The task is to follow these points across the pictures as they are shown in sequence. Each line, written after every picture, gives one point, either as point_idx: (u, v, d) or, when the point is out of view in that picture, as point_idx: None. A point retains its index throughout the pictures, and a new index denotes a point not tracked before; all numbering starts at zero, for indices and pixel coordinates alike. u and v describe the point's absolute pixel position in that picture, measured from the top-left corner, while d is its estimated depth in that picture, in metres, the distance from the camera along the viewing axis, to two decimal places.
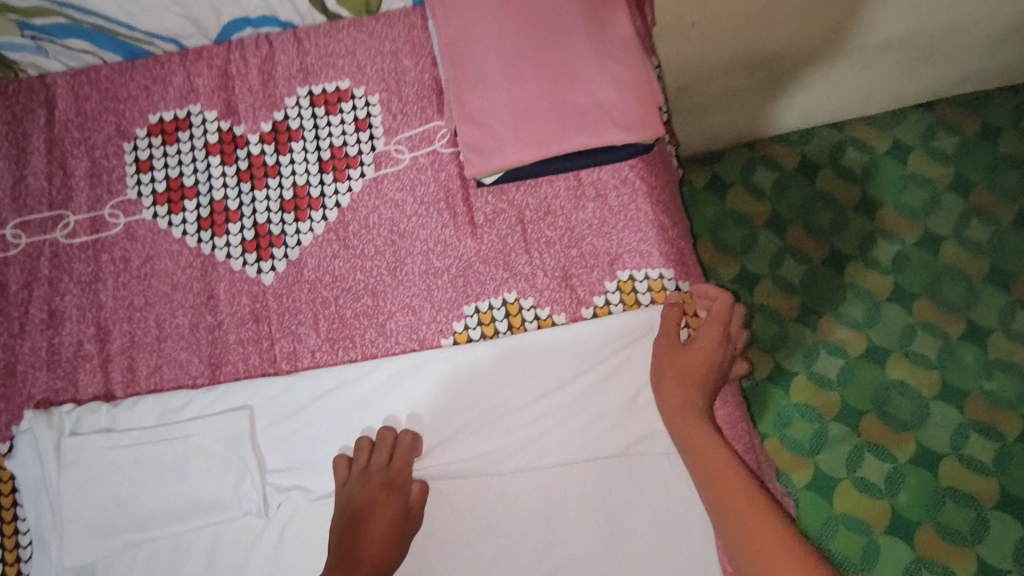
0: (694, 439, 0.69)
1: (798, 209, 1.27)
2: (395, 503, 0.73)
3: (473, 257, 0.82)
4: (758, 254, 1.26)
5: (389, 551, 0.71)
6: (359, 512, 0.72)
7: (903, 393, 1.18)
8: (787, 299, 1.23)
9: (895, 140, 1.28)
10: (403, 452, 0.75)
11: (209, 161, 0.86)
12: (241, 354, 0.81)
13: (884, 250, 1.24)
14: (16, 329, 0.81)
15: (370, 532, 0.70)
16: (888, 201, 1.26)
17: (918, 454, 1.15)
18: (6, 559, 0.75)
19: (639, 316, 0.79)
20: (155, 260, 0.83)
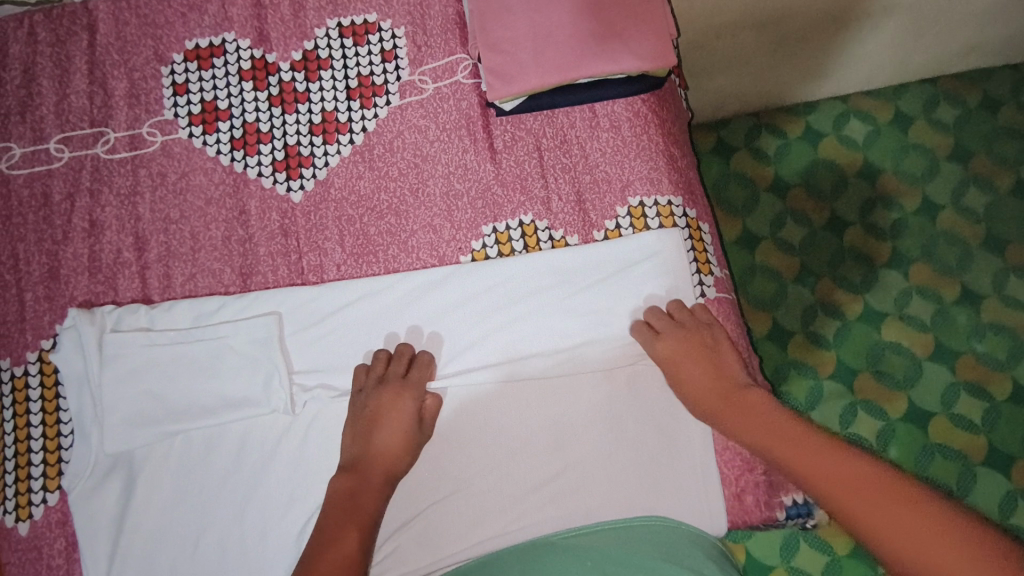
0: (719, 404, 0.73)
1: (799, 173, 1.31)
2: (408, 410, 0.76)
3: (492, 180, 0.87)
4: (759, 215, 1.30)
5: (405, 455, 0.74)
6: (373, 416, 0.76)
7: (897, 353, 1.23)
8: (786, 260, 1.28)
9: (896, 111, 1.32)
10: (416, 372, 0.79)
11: (242, 86, 0.90)
12: (271, 265, 0.85)
13: (883, 216, 1.28)
14: (59, 237, 0.85)
15: (385, 434, 0.74)
16: (887, 167, 1.30)
17: (908, 409, 1.20)
18: (48, 447, 0.80)
19: (648, 237, 0.84)
20: (190, 176, 0.87)
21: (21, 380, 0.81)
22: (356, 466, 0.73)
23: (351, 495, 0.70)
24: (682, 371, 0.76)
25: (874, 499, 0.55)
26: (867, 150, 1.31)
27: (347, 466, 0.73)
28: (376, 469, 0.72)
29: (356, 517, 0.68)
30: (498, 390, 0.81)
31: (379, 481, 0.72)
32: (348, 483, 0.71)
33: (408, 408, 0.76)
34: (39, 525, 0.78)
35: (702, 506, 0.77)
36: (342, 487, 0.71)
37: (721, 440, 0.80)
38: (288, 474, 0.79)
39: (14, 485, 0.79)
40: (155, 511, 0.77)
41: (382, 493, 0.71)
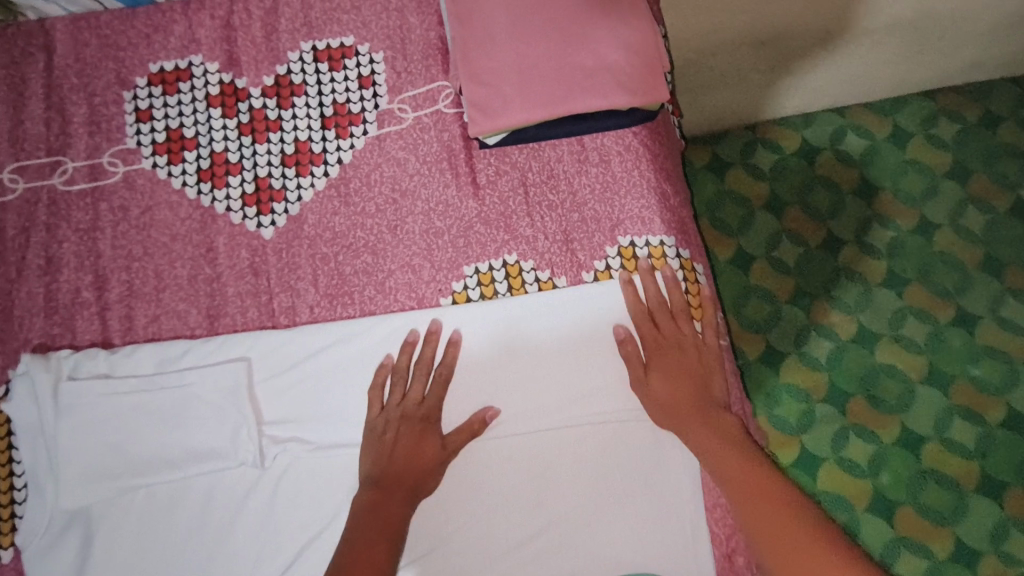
0: (688, 407, 0.74)
1: (796, 191, 1.27)
2: (432, 431, 0.75)
3: (475, 217, 0.83)
4: (754, 235, 1.26)
5: (432, 472, 0.74)
6: (394, 437, 0.74)
7: (891, 376, 1.20)
8: (781, 281, 1.24)
9: (895, 126, 1.28)
10: (436, 391, 0.77)
11: (210, 113, 0.85)
12: (240, 307, 0.81)
13: (882, 235, 1.25)
14: (13, 274, 0.80)
15: (406, 450, 0.73)
16: (887, 185, 1.27)
17: (902, 436, 1.17)
18: (0, 502, 0.75)
19: (641, 279, 0.79)
20: (154, 211, 0.82)
21: None
22: (381, 481, 0.72)
23: (378, 506, 0.70)
24: (657, 382, 0.76)
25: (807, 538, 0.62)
26: (864, 168, 1.28)
27: (370, 481, 0.72)
28: (402, 483, 0.72)
29: (383, 530, 0.68)
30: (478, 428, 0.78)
31: (406, 492, 0.72)
32: (375, 497, 0.70)
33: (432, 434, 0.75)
34: None
35: (692, 567, 0.74)
36: (365, 502, 0.70)
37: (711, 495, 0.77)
38: (257, 528, 0.75)
39: None
40: (112, 573, 0.73)
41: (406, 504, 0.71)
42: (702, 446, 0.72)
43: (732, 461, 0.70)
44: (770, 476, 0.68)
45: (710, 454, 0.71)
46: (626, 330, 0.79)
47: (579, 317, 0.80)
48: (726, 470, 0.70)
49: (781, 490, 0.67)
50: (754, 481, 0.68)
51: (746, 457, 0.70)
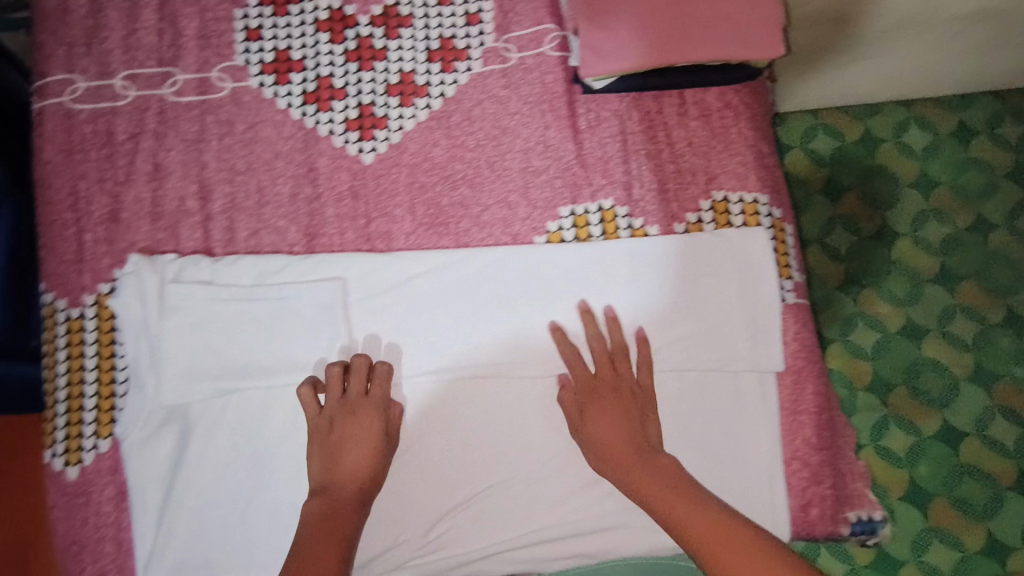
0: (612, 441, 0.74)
1: (856, 179, 1.27)
2: (371, 438, 0.74)
3: (572, 160, 0.84)
4: (810, 219, 1.26)
5: (352, 467, 0.73)
6: (337, 439, 0.74)
7: (936, 370, 1.20)
8: (833, 267, 1.24)
9: (960, 123, 1.27)
10: (359, 393, 0.76)
11: (318, 37, 0.85)
12: (338, 228, 0.82)
13: (937, 230, 1.25)
14: (121, 178, 0.81)
15: (352, 459, 0.73)
16: (945, 180, 1.27)
17: (943, 430, 1.18)
18: (102, 393, 0.78)
19: (734, 234, 0.81)
20: (259, 128, 0.83)
21: (77, 322, 0.79)
22: (328, 488, 0.72)
23: (325, 510, 0.70)
24: (596, 431, 0.75)
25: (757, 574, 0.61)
26: (925, 164, 1.27)
27: (321, 486, 0.72)
28: (350, 488, 0.72)
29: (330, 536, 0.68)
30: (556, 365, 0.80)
31: (353, 497, 0.72)
32: (323, 503, 0.71)
33: (366, 422, 0.75)
34: (89, 471, 0.77)
35: (766, 513, 0.76)
36: (316, 507, 0.71)
37: (787, 448, 0.79)
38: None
39: (64, 428, 0.77)
40: (208, 470, 0.76)
41: (357, 510, 0.71)
42: (631, 470, 0.72)
43: (666, 498, 0.69)
44: (724, 514, 0.67)
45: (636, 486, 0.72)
46: (710, 280, 0.81)
47: (671, 262, 0.81)
48: (670, 501, 0.69)
49: (742, 536, 0.64)
50: (678, 496, 0.69)
51: (675, 488, 0.70)
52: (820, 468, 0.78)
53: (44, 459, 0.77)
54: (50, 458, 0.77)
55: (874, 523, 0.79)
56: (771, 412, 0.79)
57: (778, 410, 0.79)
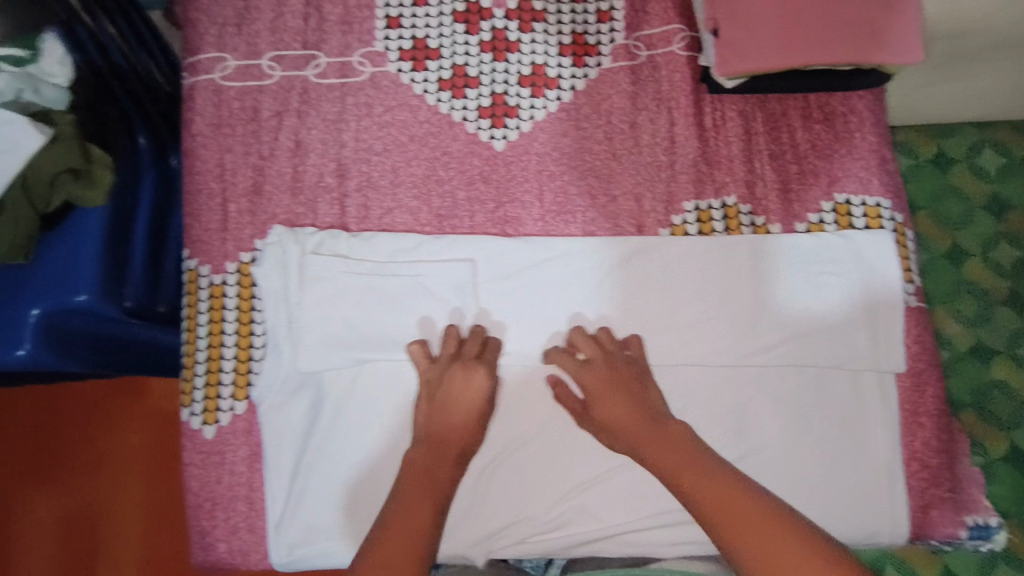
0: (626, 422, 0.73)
1: (924, 198, 1.13)
2: (478, 390, 0.76)
3: (697, 156, 0.86)
4: None
5: (465, 421, 0.75)
6: (446, 390, 0.76)
7: (1005, 395, 1.04)
8: None
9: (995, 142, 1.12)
10: (473, 353, 0.78)
11: (455, 28, 0.88)
12: (468, 211, 0.85)
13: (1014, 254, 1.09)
14: (265, 152, 0.85)
15: (455, 411, 0.75)
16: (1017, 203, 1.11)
17: (1005, 454, 1.02)
18: (240, 357, 0.81)
19: (859, 237, 0.83)
20: (396, 111, 0.87)
21: (219, 287, 0.82)
22: (438, 441, 0.73)
23: (429, 464, 0.71)
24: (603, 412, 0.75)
25: (774, 544, 0.59)
26: (1002, 187, 1.11)
27: (426, 439, 0.74)
28: (455, 439, 0.74)
29: (429, 492, 0.68)
30: (677, 355, 0.82)
31: (454, 453, 0.73)
32: (430, 456, 0.72)
33: (480, 378, 0.76)
34: (225, 431, 0.80)
35: (885, 510, 0.77)
36: (422, 459, 0.72)
37: (906, 449, 0.80)
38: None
39: (202, 389, 0.81)
40: (337, 436, 0.78)
41: (458, 465, 0.73)
42: (633, 435, 0.72)
43: (680, 469, 0.68)
44: (728, 482, 0.66)
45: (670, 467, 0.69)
46: (831, 279, 0.82)
47: (793, 259, 0.83)
48: (675, 467, 0.69)
49: (751, 506, 0.63)
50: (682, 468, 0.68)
51: (686, 458, 0.69)
52: (939, 471, 0.79)
53: (182, 417, 0.81)
54: (188, 417, 0.80)
55: (992, 529, 0.78)
56: (891, 411, 0.80)
57: (899, 412, 0.80)
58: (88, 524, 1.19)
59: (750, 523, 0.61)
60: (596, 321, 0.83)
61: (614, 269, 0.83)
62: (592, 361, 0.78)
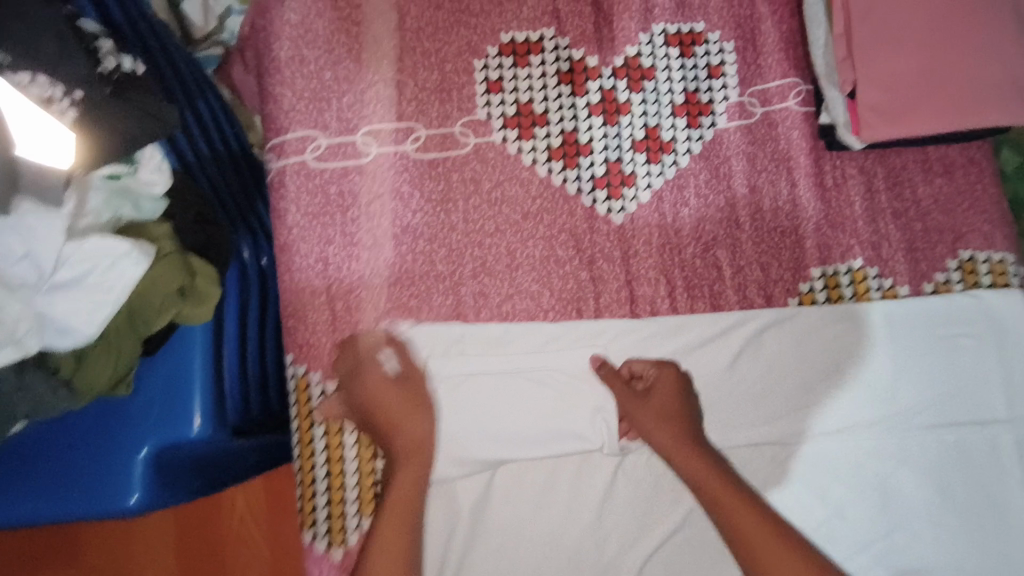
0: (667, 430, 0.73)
1: None
2: (387, 399, 0.71)
3: (821, 219, 0.83)
4: None
5: (399, 423, 0.70)
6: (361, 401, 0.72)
7: None
8: None
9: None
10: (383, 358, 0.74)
11: (560, 90, 0.82)
12: (594, 292, 0.80)
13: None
14: (369, 241, 0.78)
15: (381, 419, 0.71)
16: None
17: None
18: (363, 469, 0.76)
19: (988, 295, 0.81)
20: (505, 186, 0.80)
21: None
22: (391, 450, 0.70)
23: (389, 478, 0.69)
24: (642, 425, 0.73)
25: (770, 543, 0.66)
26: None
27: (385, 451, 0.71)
28: (401, 446, 0.70)
29: (393, 506, 0.67)
30: (817, 432, 0.78)
31: (412, 460, 0.70)
32: (389, 470, 0.70)
33: (378, 378, 0.72)
34: (354, 550, 0.74)
35: None
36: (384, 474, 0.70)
37: None
38: (607, 519, 0.75)
39: (326, 508, 0.75)
40: (480, 546, 0.74)
41: (417, 466, 0.70)
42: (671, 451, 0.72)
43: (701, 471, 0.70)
44: (726, 487, 0.69)
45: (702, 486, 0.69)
46: (964, 341, 0.81)
47: (926, 323, 0.81)
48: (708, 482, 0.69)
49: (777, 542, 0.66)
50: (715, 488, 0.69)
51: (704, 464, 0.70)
52: None
53: (305, 540, 0.75)
54: (313, 541, 0.75)
55: None
56: None
57: None
58: None
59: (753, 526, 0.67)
60: (732, 401, 0.78)
61: (747, 346, 0.79)
62: (653, 379, 0.76)
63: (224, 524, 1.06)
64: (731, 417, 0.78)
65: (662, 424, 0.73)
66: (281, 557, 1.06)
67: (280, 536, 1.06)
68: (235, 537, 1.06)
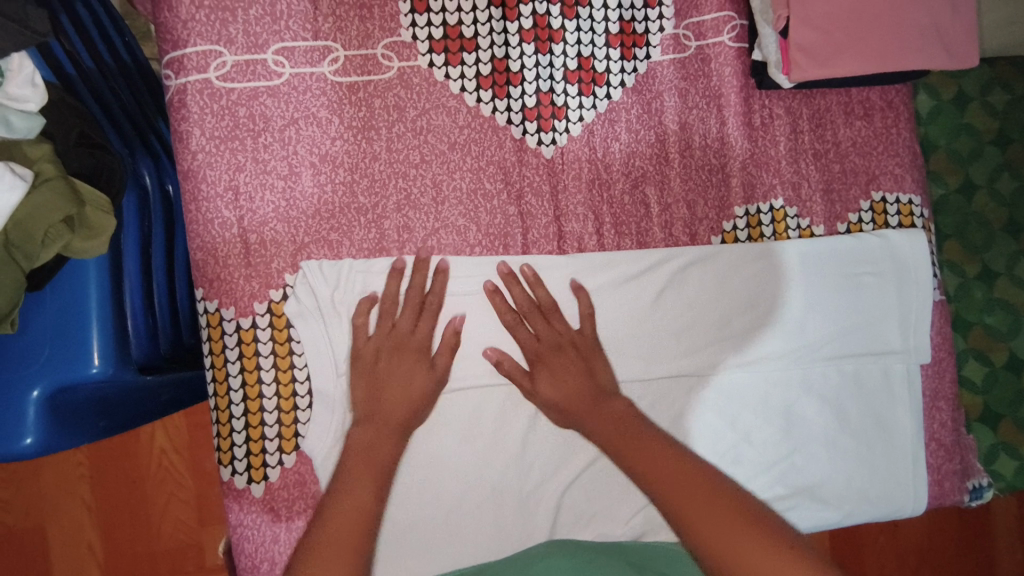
0: (576, 390, 0.73)
1: (988, 170, 0.98)
2: (417, 372, 0.72)
3: (747, 158, 0.84)
4: (953, 210, 0.98)
5: (406, 400, 0.71)
6: (383, 369, 0.71)
7: None
8: (970, 258, 0.97)
9: (960, 90, 0.98)
10: (405, 325, 0.72)
11: (491, 13, 0.78)
12: (522, 227, 0.78)
13: (992, 210, 0.98)
14: (284, 171, 0.73)
15: (393, 387, 0.71)
16: (941, 143, 0.98)
17: (983, 412, 0.95)
18: (283, 407, 0.73)
19: (895, 234, 0.86)
20: (432, 115, 0.76)
21: (248, 332, 0.72)
22: (377, 417, 0.70)
23: (371, 445, 0.68)
24: (552, 384, 0.73)
25: (657, 455, 0.65)
26: (947, 142, 0.98)
27: (369, 418, 0.70)
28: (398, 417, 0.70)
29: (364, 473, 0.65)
30: (730, 363, 0.82)
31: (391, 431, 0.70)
32: (369, 437, 0.69)
33: (408, 348, 0.72)
34: (275, 487, 0.73)
35: (909, 489, 0.86)
36: (363, 439, 0.69)
37: (928, 431, 0.88)
38: (531, 450, 0.77)
39: (244, 445, 0.73)
40: (404, 479, 0.75)
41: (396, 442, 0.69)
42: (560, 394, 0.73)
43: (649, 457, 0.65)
44: (613, 415, 0.71)
45: (571, 407, 0.72)
46: (872, 278, 0.85)
47: (837, 261, 0.84)
48: (576, 401, 0.72)
49: (650, 439, 0.67)
50: (587, 404, 0.72)
51: (571, 385, 0.73)
52: (952, 447, 0.88)
53: (223, 476, 0.73)
54: (231, 477, 0.73)
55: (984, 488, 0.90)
56: (916, 397, 0.86)
57: (922, 397, 0.87)
58: (36, 542, 1.09)
59: (636, 438, 0.67)
60: (653, 335, 0.80)
61: (670, 282, 0.80)
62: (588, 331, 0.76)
63: (148, 449, 1.10)
64: (653, 350, 0.80)
65: (555, 374, 0.74)
66: (203, 485, 1.11)
67: (203, 466, 1.11)
68: (160, 465, 1.11)
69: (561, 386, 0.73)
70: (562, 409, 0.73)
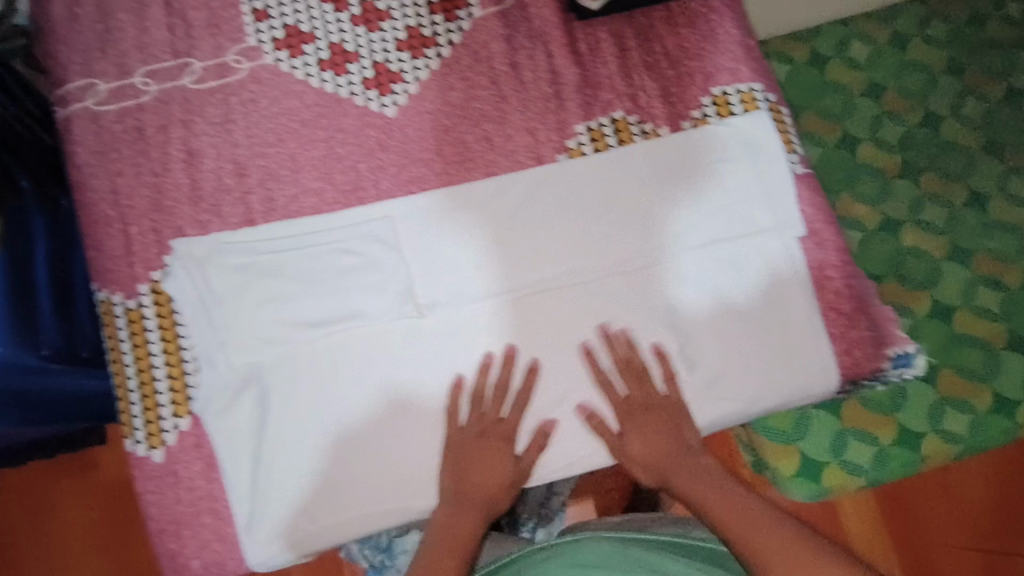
0: (660, 459, 0.81)
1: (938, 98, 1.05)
2: (502, 454, 0.80)
3: (579, 81, 0.90)
4: (920, 145, 1.04)
5: (496, 475, 0.79)
6: (469, 454, 0.79)
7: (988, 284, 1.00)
8: (949, 185, 1.03)
9: (894, 33, 1.08)
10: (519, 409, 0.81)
11: (323, 8, 0.89)
12: (374, 180, 0.86)
13: (960, 133, 1.04)
14: (158, 169, 0.84)
15: (477, 469, 0.79)
16: (890, 84, 1.07)
17: (933, 307, 0.99)
18: (172, 374, 0.80)
19: (739, 121, 0.88)
20: (281, 100, 0.87)
21: (136, 312, 0.81)
22: (463, 492, 0.78)
23: (454, 517, 0.77)
24: (636, 444, 0.81)
25: (763, 529, 0.70)
26: (897, 81, 1.06)
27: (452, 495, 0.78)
28: (495, 496, 0.79)
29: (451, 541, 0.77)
30: (597, 269, 0.84)
31: (485, 500, 0.79)
32: (450, 509, 0.78)
33: (485, 430, 0.80)
34: (174, 450, 0.79)
35: (813, 365, 0.83)
36: (442, 513, 0.78)
37: (823, 302, 0.86)
38: (416, 384, 0.81)
39: (142, 414, 0.80)
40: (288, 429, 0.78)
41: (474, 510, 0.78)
42: (661, 466, 0.81)
43: (756, 537, 0.69)
44: (713, 494, 0.76)
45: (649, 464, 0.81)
46: (723, 163, 0.87)
47: (683, 154, 0.87)
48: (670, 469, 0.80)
49: (746, 506, 0.74)
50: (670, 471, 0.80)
51: (670, 450, 0.81)
52: (854, 314, 0.86)
53: (129, 447, 0.80)
54: (134, 446, 0.80)
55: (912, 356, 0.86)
56: (799, 271, 0.85)
57: (809, 269, 0.86)
58: None
59: (728, 511, 0.73)
60: (518, 256, 0.84)
61: (524, 202, 0.85)
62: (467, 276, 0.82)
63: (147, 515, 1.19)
64: (519, 266, 0.84)
65: (652, 444, 0.81)
66: None
67: None
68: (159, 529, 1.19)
69: (648, 450, 0.81)
70: (654, 473, 0.81)
